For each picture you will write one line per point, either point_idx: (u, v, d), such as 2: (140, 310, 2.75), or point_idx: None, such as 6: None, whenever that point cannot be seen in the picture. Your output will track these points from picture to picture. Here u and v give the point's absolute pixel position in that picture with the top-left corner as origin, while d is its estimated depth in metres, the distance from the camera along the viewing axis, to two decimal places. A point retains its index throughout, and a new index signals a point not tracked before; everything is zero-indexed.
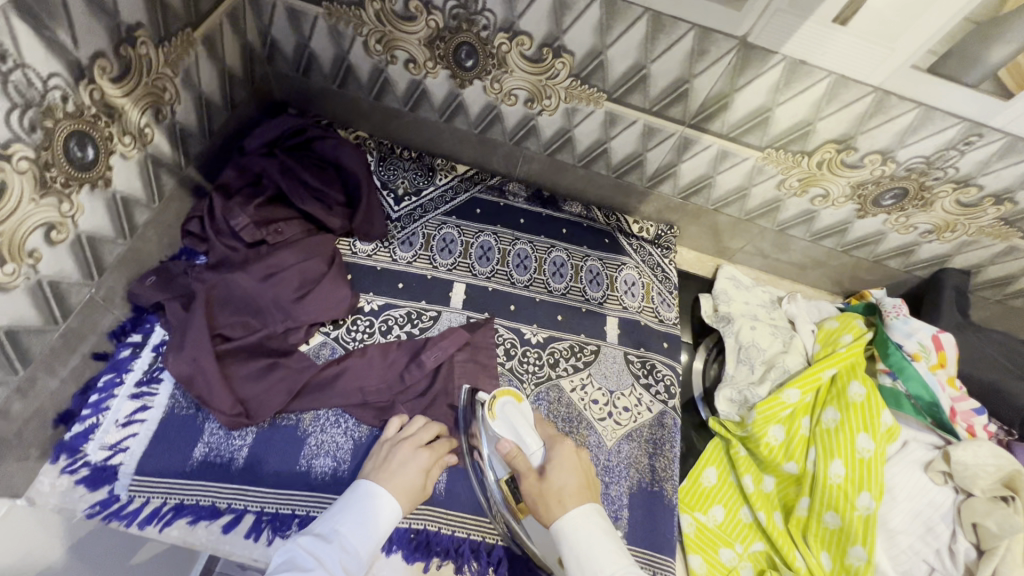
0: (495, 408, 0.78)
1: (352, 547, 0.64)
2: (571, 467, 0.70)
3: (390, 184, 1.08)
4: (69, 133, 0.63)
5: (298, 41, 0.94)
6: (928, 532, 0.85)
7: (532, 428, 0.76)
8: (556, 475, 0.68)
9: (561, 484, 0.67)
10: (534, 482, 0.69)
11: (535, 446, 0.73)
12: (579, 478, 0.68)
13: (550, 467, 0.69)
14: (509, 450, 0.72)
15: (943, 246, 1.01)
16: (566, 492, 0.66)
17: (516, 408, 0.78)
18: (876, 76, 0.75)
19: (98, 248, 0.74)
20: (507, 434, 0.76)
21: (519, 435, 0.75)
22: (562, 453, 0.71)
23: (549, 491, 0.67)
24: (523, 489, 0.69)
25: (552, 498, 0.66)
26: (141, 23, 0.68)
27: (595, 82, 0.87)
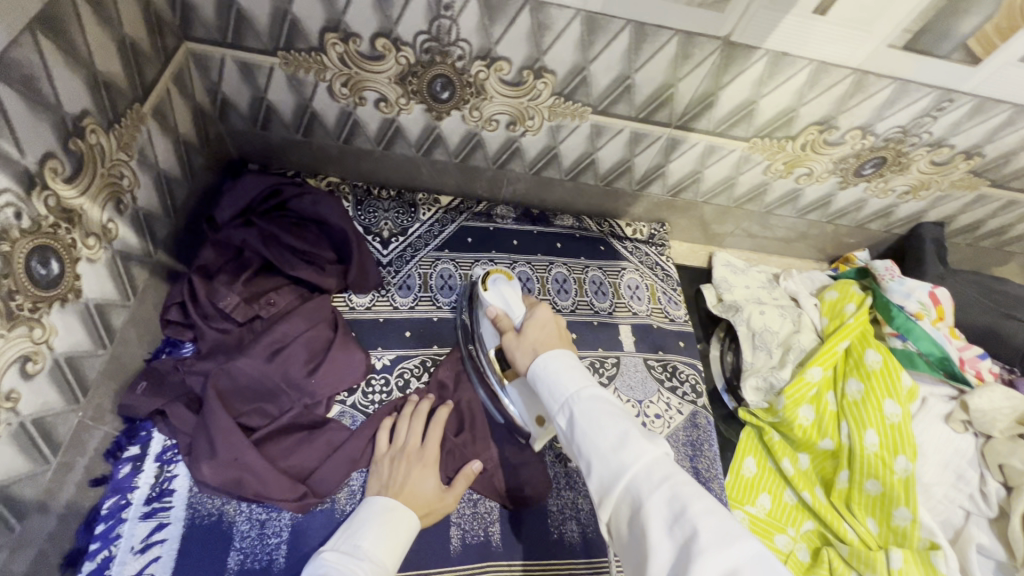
0: (488, 284, 0.81)
1: (378, 559, 0.66)
2: (548, 323, 0.71)
3: (373, 228, 1.01)
4: (29, 251, 0.55)
5: (253, 95, 0.87)
6: (959, 480, 0.89)
7: (519, 300, 0.78)
8: (531, 330, 0.69)
9: (532, 336, 0.68)
10: (511, 336, 0.71)
11: (519, 313, 0.76)
12: (554, 329, 0.69)
13: (526, 324, 0.71)
14: (495, 314, 0.76)
15: (919, 204, 1.06)
16: (538, 342, 0.67)
17: (507, 284, 0.81)
18: (854, 59, 0.76)
19: (78, 367, 0.66)
20: (496, 302, 0.78)
21: (506, 305, 0.77)
22: (544, 312, 0.72)
23: (522, 342, 0.69)
24: (503, 344, 0.72)
25: (526, 349, 0.68)
26: (86, 111, 0.60)
27: (578, 97, 0.84)
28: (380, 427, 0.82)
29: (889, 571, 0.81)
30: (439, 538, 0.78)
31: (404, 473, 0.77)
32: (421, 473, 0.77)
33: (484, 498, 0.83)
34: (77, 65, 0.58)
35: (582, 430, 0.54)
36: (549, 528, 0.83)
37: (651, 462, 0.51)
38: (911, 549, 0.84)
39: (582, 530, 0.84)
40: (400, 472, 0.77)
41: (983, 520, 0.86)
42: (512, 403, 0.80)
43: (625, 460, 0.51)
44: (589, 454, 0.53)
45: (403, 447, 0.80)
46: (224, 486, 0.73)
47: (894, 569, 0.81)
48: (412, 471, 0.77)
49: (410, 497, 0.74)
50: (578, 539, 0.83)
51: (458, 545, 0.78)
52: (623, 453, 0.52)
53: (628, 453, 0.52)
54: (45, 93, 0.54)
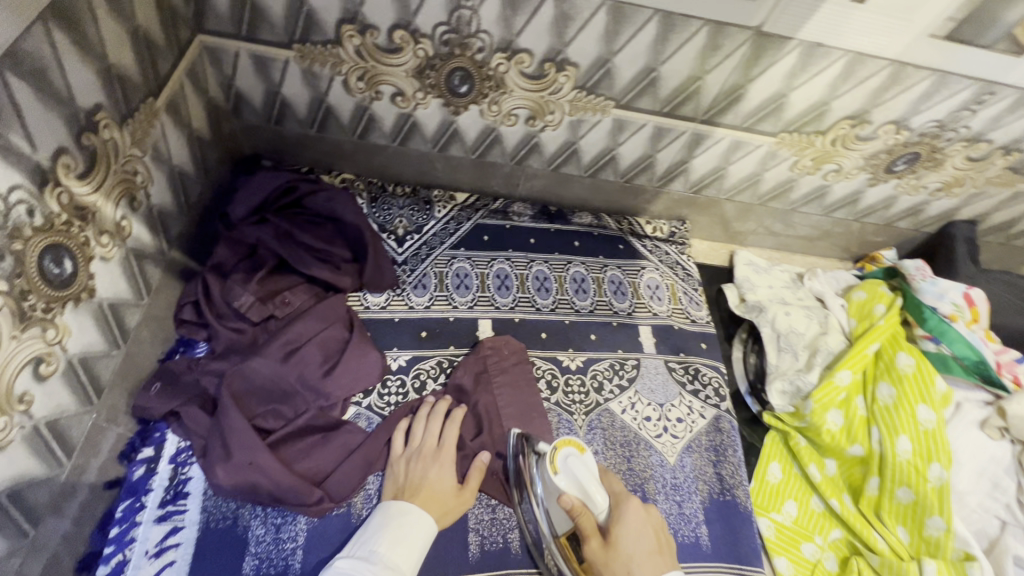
0: (556, 461, 0.72)
1: (394, 565, 0.65)
2: (643, 529, 0.68)
3: (388, 226, 0.99)
4: (42, 249, 0.53)
5: (268, 89, 0.85)
6: (996, 488, 0.85)
7: (597, 480, 0.71)
8: (625, 540, 0.67)
9: (631, 547, 0.66)
10: (597, 545, 0.68)
11: (601, 501, 0.70)
12: (650, 542, 0.67)
13: (618, 530, 0.68)
14: (572, 505, 0.69)
15: (951, 201, 1.03)
16: (635, 561, 0.65)
17: (581, 460, 0.72)
18: (892, 50, 0.73)
19: (92, 368, 0.65)
20: (572, 490, 0.71)
21: (584, 491, 0.70)
22: (633, 514, 0.69)
23: (617, 560, 0.66)
24: (589, 555, 0.68)
25: (620, 569, 0.65)
26: (99, 104, 0.59)
27: (601, 91, 0.82)
28: (396, 428, 0.80)
29: None
30: (458, 543, 0.76)
31: (421, 474, 0.75)
32: (439, 476, 0.76)
33: (502, 503, 0.80)
34: (90, 57, 0.56)
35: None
36: None
37: None
38: (944, 560, 0.81)
39: None
40: (417, 473, 0.75)
41: (1020, 531, 0.83)
42: None
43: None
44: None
45: (419, 447, 0.78)
46: (240, 489, 0.71)
47: None
48: (430, 473, 0.76)
49: (426, 498, 0.73)
50: None
51: (477, 552, 0.76)
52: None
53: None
54: (57, 85, 0.52)
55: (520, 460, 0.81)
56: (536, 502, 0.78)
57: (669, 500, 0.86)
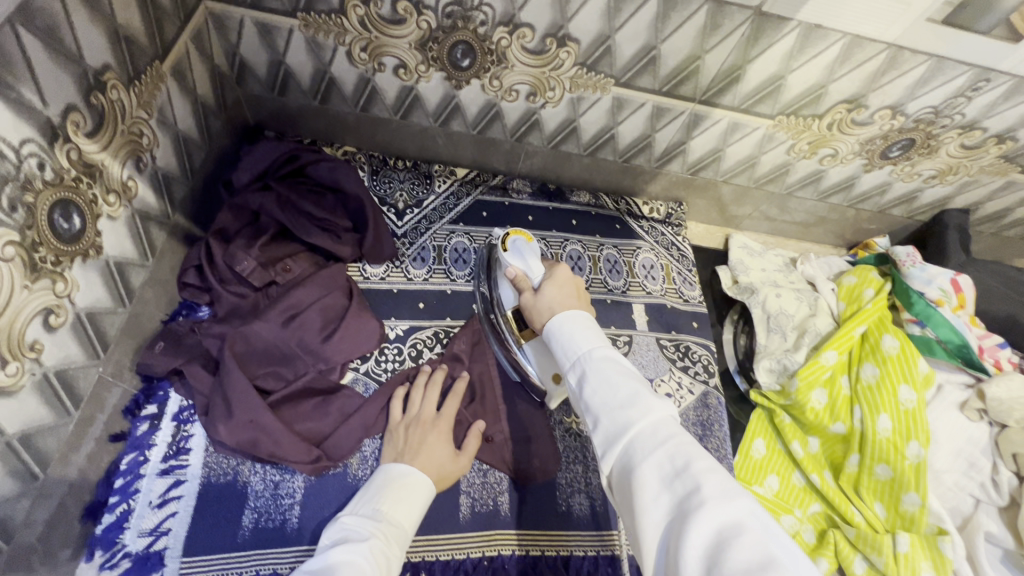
0: (507, 244, 0.76)
1: (396, 522, 0.67)
2: (567, 282, 0.67)
3: (388, 199, 1.00)
4: (52, 203, 0.55)
5: (272, 58, 0.86)
6: (971, 468, 0.88)
7: (539, 259, 0.72)
8: (548, 291, 0.66)
9: (550, 298, 0.65)
10: (529, 296, 0.68)
11: (538, 272, 0.70)
12: (571, 289, 0.66)
13: (544, 285, 0.67)
14: (515, 274, 0.72)
15: (945, 190, 1.04)
16: (556, 302, 0.64)
17: (527, 245, 0.75)
18: (890, 33, 0.73)
19: (99, 324, 0.67)
20: (516, 263, 0.73)
21: (525, 263, 0.72)
22: (563, 273, 0.68)
23: (539, 305, 0.66)
24: (521, 305, 0.69)
25: (544, 309, 0.65)
26: (107, 65, 0.60)
27: (601, 68, 0.82)
28: (394, 394, 0.83)
29: (894, 554, 0.82)
30: (449, 505, 0.79)
31: (419, 439, 0.78)
32: (437, 441, 0.78)
33: (494, 469, 0.83)
34: (98, 17, 0.57)
35: (591, 383, 0.51)
36: (556, 500, 0.83)
37: (657, 423, 0.47)
38: (918, 533, 0.84)
39: (589, 505, 0.84)
40: (415, 437, 0.78)
41: (993, 508, 0.86)
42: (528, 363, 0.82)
43: (629, 415, 0.47)
44: (596, 407, 0.49)
45: (418, 414, 0.80)
46: (240, 447, 0.74)
47: (900, 552, 0.82)
48: (428, 437, 0.78)
49: (426, 461, 0.75)
50: (585, 512, 0.83)
51: (467, 513, 0.79)
52: (629, 410, 0.48)
53: (635, 407, 0.48)
54: (67, 44, 0.54)
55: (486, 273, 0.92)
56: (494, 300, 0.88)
57: None
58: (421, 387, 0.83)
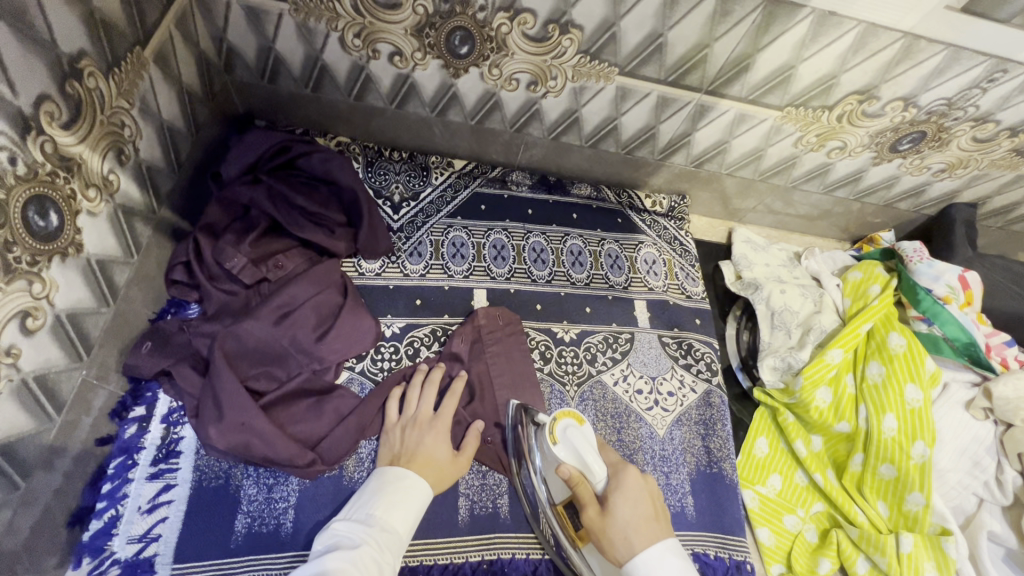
0: (555, 432, 0.71)
1: (390, 527, 0.65)
2: (639, 498, 0.64)
3: (384, 191, 0.97)
4: (26, 199, 0.52)
5: (261, 44, 0.82)
6: (975, 466, 0.87)
7: (596, 451, 0.69)
8: (620, 509, 0.63)
9: (625, 519, 0.62)
10: (594, 513, 0.64)
11: (599, 473, 0.67)
12: (647, 509, 0.63)
13: (615, 502, 0.64)
14: (570, 475, 0.67)
15: (954, 183, 1.02)
16: (630, 527, 0.61)
17: (580, 430, 0.71)
18: (906, 22, 0.71)
19: (81, 325, 0.64)
20: (570, 459, 0.69)
21: (582, 462, 0.68)
22: (632, 481, 0.66)
23: (613, 527, 0.62)
24: (585, 523, 0.65)
25: (617, 535, 0.61)
26: (83, 52, 0.56)
27: (605, 56, 0.79)
28: (390, 395, 0.80)
29: (897, 554, 0.81)
30: (447, 507, 0.77)
31: (417, 440, 0.76)
32: (435, 442, 0.76)
33: (493, 470, 0.81)
34: None
35: None
36: None
37: None
38: (921, 533, 0.83)
39: None
40: (413, 438, 0.76)
41: (995, 508, 0.85)
42: (592, 572, 0.72)
43: None
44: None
45: (414, 415, 0.78)
46: (233, 450, 0.72)
47: (903, 552, 0.81)
48: (425, 438, 0.76)
49: (424, 462, 0.73)
50: None
51: (466, 515, 0.77)
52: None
53: None
54: (37, 27, 0.50)
55: (520, 445, 0.82)
56: (536, 487, 0.79)
57: (657, 471, 0.87)
58: (418, 387, 0.81)
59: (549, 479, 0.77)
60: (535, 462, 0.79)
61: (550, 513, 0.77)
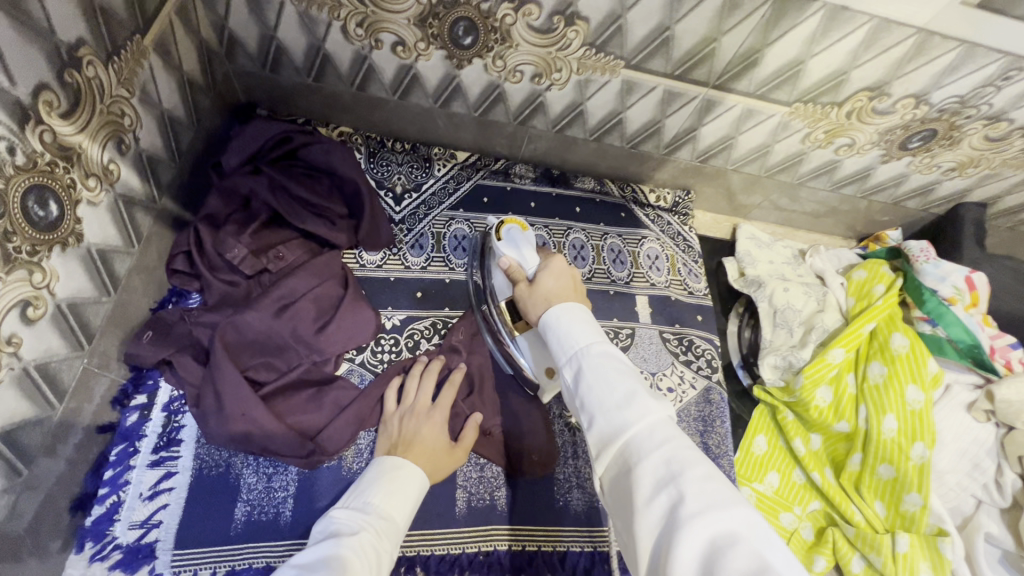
0: (501, 232, 0.78)
1: (388, 515, 0.65)
2: (563, 273, 0.68)
3: (386, 182, 0.96)
4: (25, 190, 0.51)
5: (262, 32, 0.81)
6: (975, 468, 0.87)
7: (534, 250, 0.75)
8: (546, 281, 0.67)
9: (548, 288, 0.66)
10: (524, 288, 0.69)
11: (533, 263, 0.73)
12: (568, 281, 0.67)
13: (541, 275, 0.68)
14: (508, 264, 0.73)
15: (964, 182, 1.00)
16: (553, 293, 0.65)
17: (523, 233, 0.78)
18: (920, 18, 0.69)
19: (81, 315, 0.64)
20: (509, 252, 0.75)
21: (520, 254, 0.74)
22: (558, 264, 0.69)
23: (537, 296, 0.66)
24: (516, 295, 0.70)
25: (540, 299, 0.66)
26: (82, 41, 0.56)
27: (611, 49, 0.78)
28: (389, 387, 0.81)
29: (893, 554, 0.82)
30: (445, 499, 0.78)
31: (413, 430, 0.76)
32: (432, 433, 0.76)
33: (491, 463, 0.82)
34: None
35: (587, 383, 0.52)
36: (554, 496, 0.82)
37: (653, 425, 0.48)
38: (918, 534, 0.83)
39: (587, 500, 0.83)
40: (410, 428, 0.76)
41: (994, 510, 0.85)
42: (522, 355, 0.81)
43: (626, 418, 0.49)
44: (592, 408, 0.51)
45: (412, 405, 0.79)
46: (232, 440, 0.72)
47: (900, 552, 0.82)
48: (422, 429, 0.76)
49: (420, 453, 0.73)
50: (583, 507, 0.82)
51: (464, 507, 0.78)
52: (625, 409, 0.49)
53: (631, 409, 0.49)
54: (35, 17, 0.50)
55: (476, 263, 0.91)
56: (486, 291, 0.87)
57: None
58: (416, 377, 0.81)
59: (495, 275, 0.83)
60: (489, 259, 0.88)
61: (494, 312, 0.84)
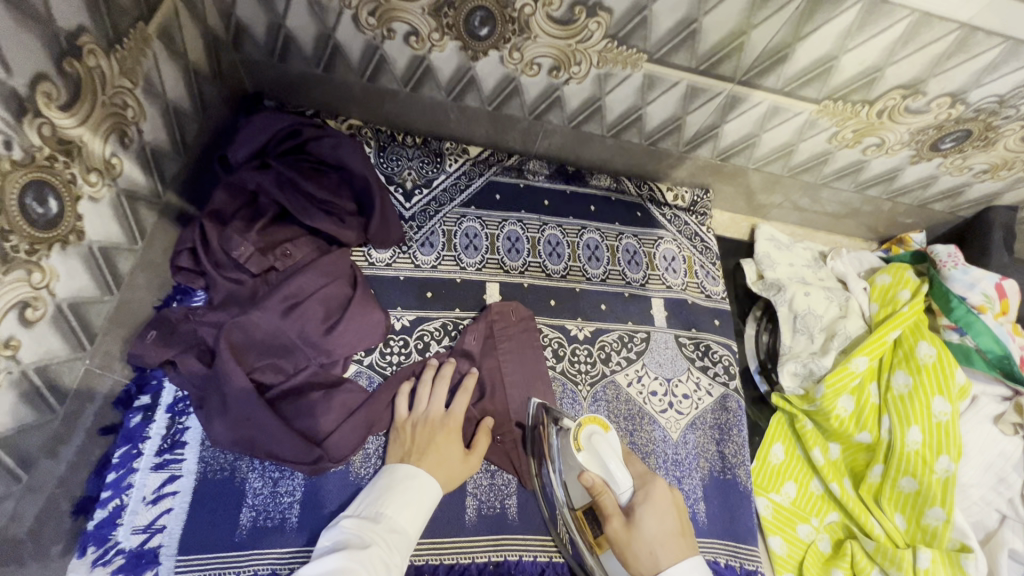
0: (580, 439, 0.68)
1: (400, 527, 0.64)
2: (666, 511, 0.64)
3: (396, 178, 0.93)
4: (23, 185, 0.49)
5: (271, 21, 0.78)
6: (1001, 483, 0.84)
7: (621, 461, 0.67)
8: (649, 525, 0.63)
9: (652, 535, 0.62)
10: (618, 525, 0.64)
11: (624, 483, 0.66)
12: (673, 524, 0.64)
13: (641, 512, 0.64)
14: (593, 484, 0.66)
15: (995, 185, 0.96)
16: (657, 541, 0.62)
17: (606, 438, 0.68)
18: (964, 12, 0.65)
19: (84, 314, 0.62)
20: (593, 467, 0.67)
21: (607, 472, 0.66)
22: (658, 493, 0.65)
23: (638, 541, 0.62)
24: (608, 533, 0.64)
25: (643, 549, 0.62)
26: (82, 27, 0.53)
27: (634, 42, 0.74)
28: (399, 391, 0.79)
29: (915, 570, 0.79)
30: (454, 507, 0.76)
31: (427, 439, 0.74)
32: (446, 442, 0.74)
33: (503, 470, 0.80)
34: None
35: None
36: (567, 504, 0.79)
37: None
38: (939, 549, 0.80)
39: None
40: (424, 436, 0.75)
41: (1018, 525, 0.83)
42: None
43: None
44: None
45: (425, 413, 0.77)
46: (239, 445, 0.70)
47: (922, 568, 0.78)
48: (436, 438, 0.74)
49: (434, 462, 0.72)
50: None
51: (474, 516, 0.76)
52: None
53: None
54: (32, 1, 0.47)
55: (539, 444, 0.81)
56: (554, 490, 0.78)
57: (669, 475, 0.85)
58: (429, 384, 0.79)
59: (569, 479, 0.76)
60: (552, 461, 0.79)
61: (568, 521, 0.76)
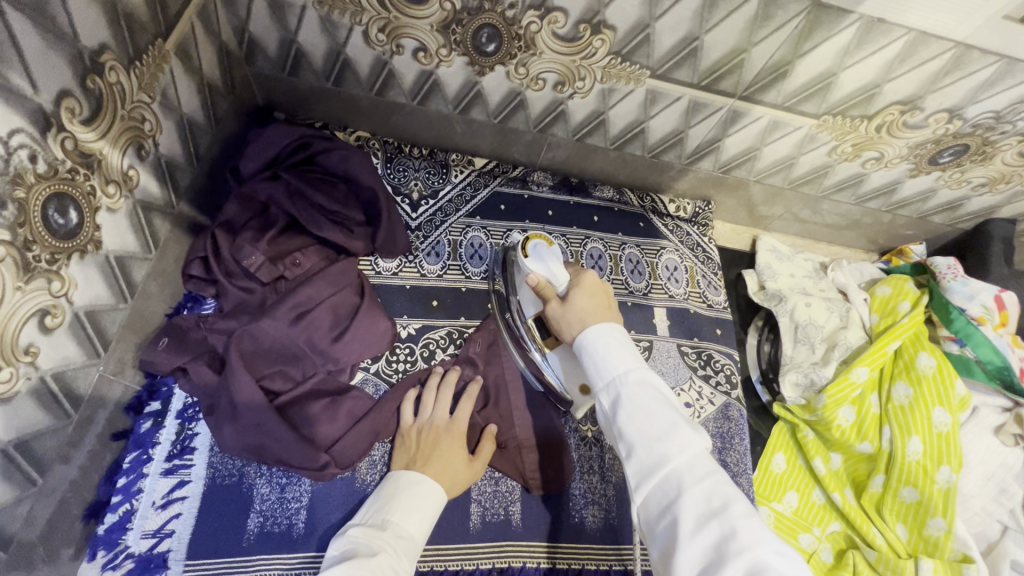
0: (526, 248, 0.75)
1: (406, 533, 0.65)
2: (595, 291, 0.67)
3: (402, 188, 0.95)
4: (46, 198, 0.51)
5: (283, 37, 0.80)
6: (1002, 493, 0.85)
7: (562, 265, 0.72)
8: (578, 300, 0.66)
9: (580, 308, 0.65)
10: (556, 306, 0.68)
11: (562, 279, 0.70)
12: (601, 301, 0.66)
13: (573, 293, 0.67)
14: (537, 282, 0.72)
15: (994, 198, 0.98)
16: (587, 314, 0.64)
17: (549, 249, 0.75)
18: (961, 31, 0.66)
19: (98, 322, 0.64)
20: (538, 269, 0.73)
21: (548, 270, 0.72)
22: (590, 280, 0.68)
23: (569, 313, 0.65)
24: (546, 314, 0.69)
25: (574, 319, 0.65)
26: (104, 46, 0.55)
27: (637, 58, 0.76)
28: (405, 398, 0.80)
29: None
30: (458, 514, 0.76)
31: (432, 444, 0.75)
32: (452, 448, 0.75)
33: (506, 477, 0.80)
34: None
35: (625, 412, 0.53)
36: (569, 512, 0.80)
37: (693, 463, 0.50)
38: (941, 560, 0.81)
39: (603, 517, 0.82)
40: (429, 441, 0.75)
41: None
42: (551, 370, 0.81)
43: (667, 454, 0.50)
44: (632, 438, 0.52)
45: (430, 418, 0.78)
46: (248, 450, 0.71)
47: None
48: (441, 443, 0.75)
49: (439, 467, 0.72)
50: (598, 524, 0.81)
51: (478, 523, 0.77)
52: (665, 448, 0.50)
53: (673, 444, 0.50)
54: (58, 21, 0.49)
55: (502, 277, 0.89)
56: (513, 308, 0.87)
57: None
58: (434, 388, 0.80)
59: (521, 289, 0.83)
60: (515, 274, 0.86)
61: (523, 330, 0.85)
